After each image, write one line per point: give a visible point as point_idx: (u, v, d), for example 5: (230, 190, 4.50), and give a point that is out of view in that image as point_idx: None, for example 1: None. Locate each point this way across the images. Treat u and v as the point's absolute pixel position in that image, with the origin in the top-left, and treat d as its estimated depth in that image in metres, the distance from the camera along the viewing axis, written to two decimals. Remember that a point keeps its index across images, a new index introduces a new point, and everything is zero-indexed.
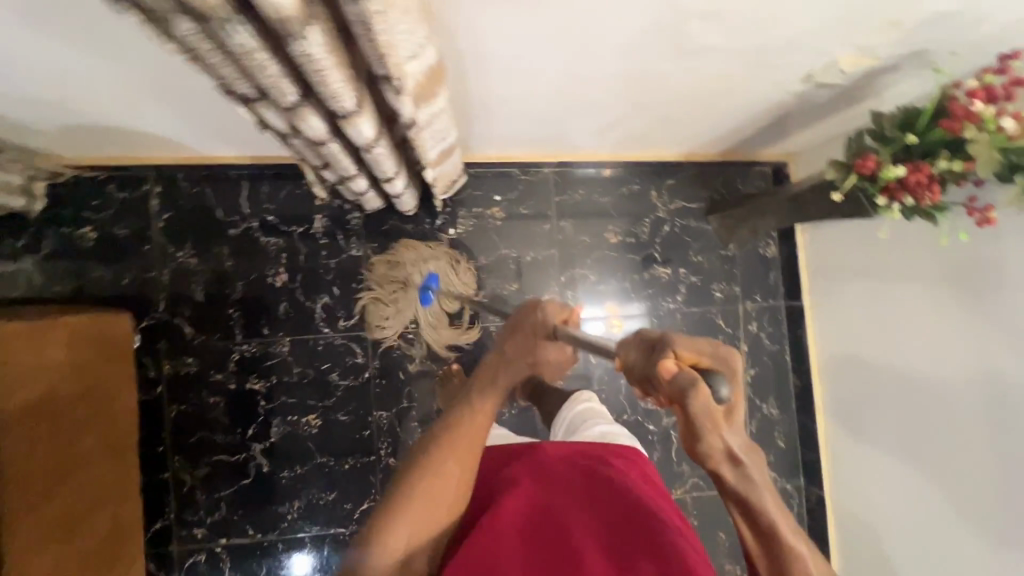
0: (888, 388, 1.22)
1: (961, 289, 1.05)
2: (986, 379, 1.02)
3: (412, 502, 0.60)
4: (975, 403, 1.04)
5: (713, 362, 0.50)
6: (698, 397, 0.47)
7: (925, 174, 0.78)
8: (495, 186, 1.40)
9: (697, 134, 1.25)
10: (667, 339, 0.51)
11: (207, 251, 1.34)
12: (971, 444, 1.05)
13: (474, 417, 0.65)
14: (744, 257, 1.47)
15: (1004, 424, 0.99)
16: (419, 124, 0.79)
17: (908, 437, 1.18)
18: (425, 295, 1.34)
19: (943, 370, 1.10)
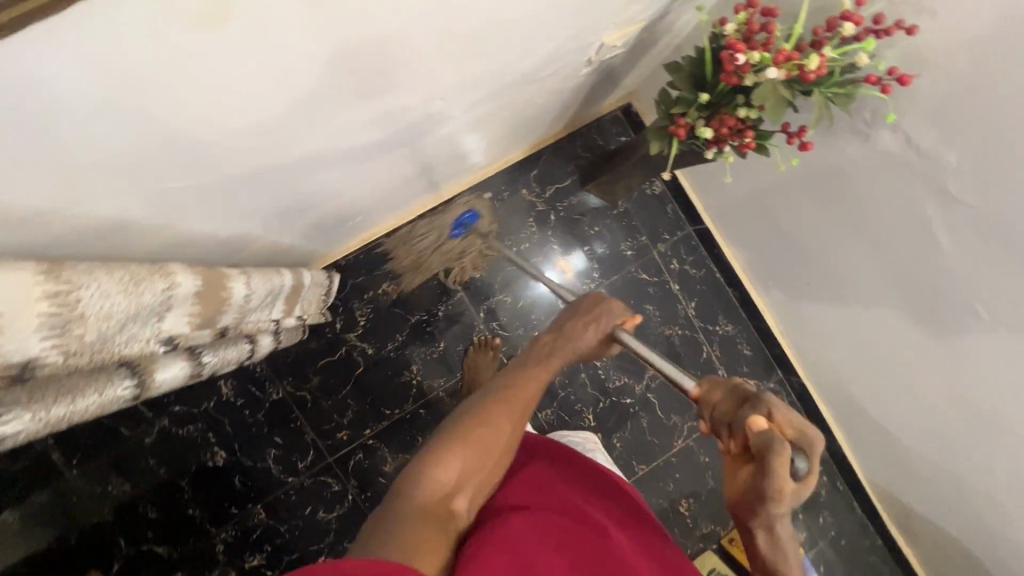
0: (802, 280, 1.23)
1: (813, 179, 1.04)
2: (873, 248, 1.01)
3: (467, 437, 0.65)
4: (876, 277, 1.04)
5: (799, 437, 0.58)
6: (779, 457, 0.55)
7: (733, 121, 0.74)
8: (375, 263, 1.38)
9: (526, 133, 1.20)
10: (767, 401, 0.60)
11: (136, 470, 1.27)
12: (888, 307, 1.05)
13: (534, 378, 0.74)
14: (634, 206, 1.47)
15: (905, 288, 0.99)
16: (233, 319, 0.72)
17: (836, 319, 1.19)
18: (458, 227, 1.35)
19: (835, 254, 1.09)
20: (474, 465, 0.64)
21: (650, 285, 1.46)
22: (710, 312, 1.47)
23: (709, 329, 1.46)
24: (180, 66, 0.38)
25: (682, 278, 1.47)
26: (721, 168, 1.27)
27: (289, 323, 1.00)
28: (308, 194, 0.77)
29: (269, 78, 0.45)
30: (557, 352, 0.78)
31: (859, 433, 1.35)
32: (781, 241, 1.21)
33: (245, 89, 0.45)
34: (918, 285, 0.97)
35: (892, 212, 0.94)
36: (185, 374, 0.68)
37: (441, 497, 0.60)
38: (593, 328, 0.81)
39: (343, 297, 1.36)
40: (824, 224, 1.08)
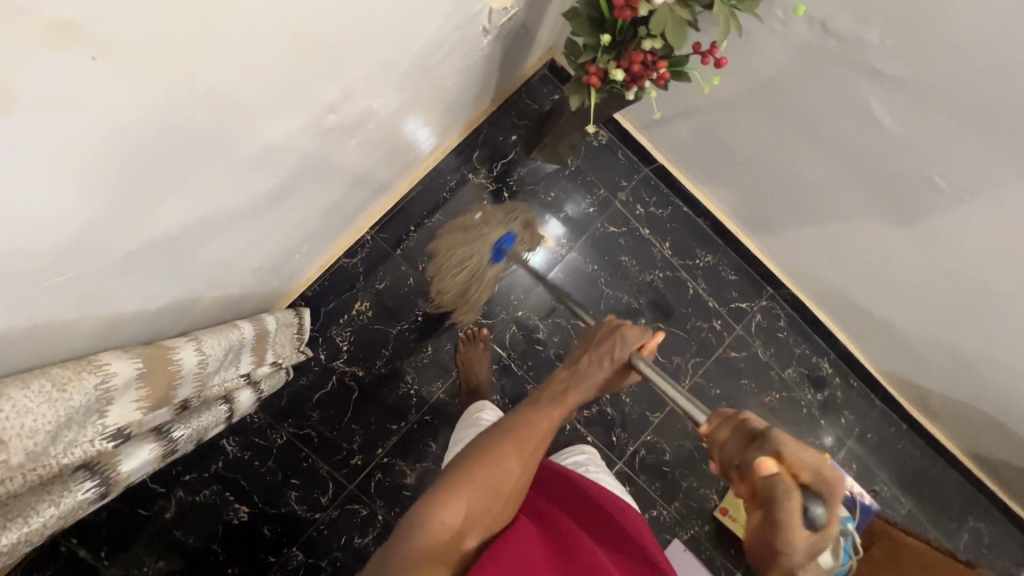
0: (762, 195, 1.20)
1: (747, 93, 1.01)
2: (822, 146, 0.98)
3: (476, 480, 0.67)
4: (835, 173, 1.01)
5: (815, 478, 0.49)
6: (785, 495, 0.48)
7: (645, 56, 0.71)
8: (342, 287, 1.36)
9: (452, 118, 1.16)
10: (776, 436, 0.52)
11: (165, 546, 1.27)
12: (851, 200, 1.03)
13: (543, 421, 0.76)
14: (585, 162, 1.43)
15: (864, 176, 0.97)
16: (190, 389, 0.70)
17: (807, 226, 1.17)
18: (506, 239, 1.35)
19: (791, 162, 1.06)
20: (480, 509, 0.66)
21: (620, 237, 1.43)
22: (686, 247, 1.45)
23: (690, 264, 1.44)
24: (19, 179, 0.36)
25: (650, 221, 1.44)
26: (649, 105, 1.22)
27: (262, 373, 0.98)
28: (234, 243, 0.74)
29: (121, 155, 0.43)
30: (572, 391, 0.79)
31: (860, 328, 1.34)
32: (733, 162, 1.18)
33: (100, 166, 0.42)
34: (874, 172, 0.95)
35: (832, 105, 0.90)
36: (153, 457, 0.66)
37: (445, 541, 0.62)
38: (606, 362, 0.81)
39: (319, 328, 1.35)
40: (770, 134, 1.05)
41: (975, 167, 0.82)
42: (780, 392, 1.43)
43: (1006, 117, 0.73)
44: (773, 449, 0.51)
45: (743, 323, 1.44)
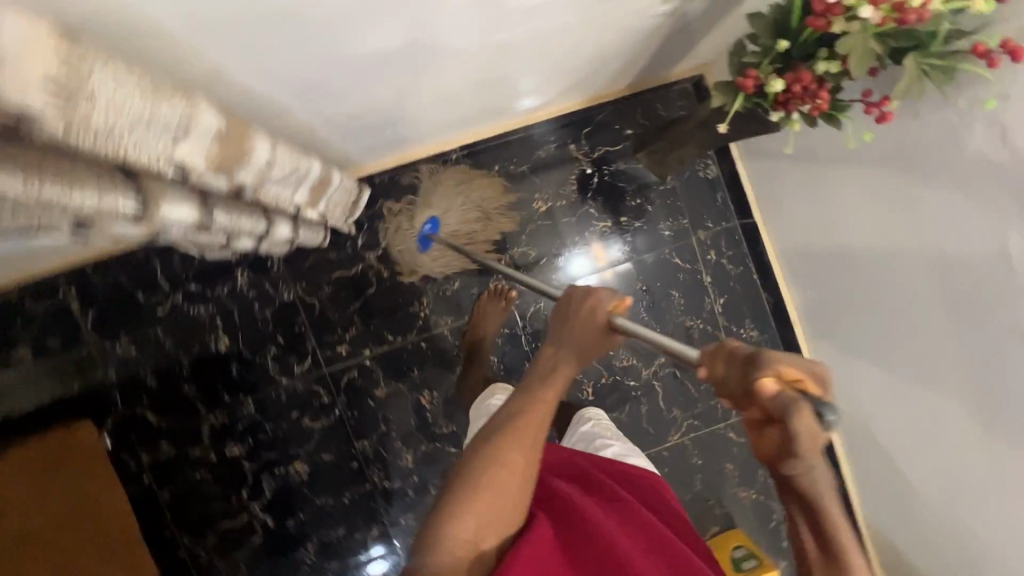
0: (845, 287, 1.17)
1: (895, 173, 0.97)
2: (935, 263, 0.95)
3: (479, 490, 0.62)
4: (938, 306, 0.97)
5: (813, 386, 0.50)
6: (799, 416, 0.48)
7: (808, 80, 0.69)
8: (407, 188, 1.33)
9: (587, 80, 1.14)
10: (771, 354, 0.51)
11: (144, 337, 1.31)
12: (936, 338, 0.99)
13: (538, 413, 0.68)
14: (683, 186, 1.38)
15: (966, 318, 0.92)
16: (250, 182, 0.71)
17: (873, 337, 1.13)
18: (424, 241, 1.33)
19: (902, 266, 1.01)
20: (490, 518, 0.62)
21: (680, 271, 1.39)
22: (737, 312, 1.40)
23: (733, 330, 1.40)
24: None
25: (715, 271, 1.40)
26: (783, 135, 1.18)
27: (311, 217, 1.00)
28: (348, 73, 0.74)
29: None
30: (561, 367, 0.70)
31: (866, 471, 1.27)
32: (840, 244, 1.14)
33: None
34: (977, 312, 0.90)
35: (973, 234, 0.88)
36: (190, 222, 0.68)
37: (464, 559, 0.59)
38: (590, 325, 0.71)
39: (370, 215, 1.33)
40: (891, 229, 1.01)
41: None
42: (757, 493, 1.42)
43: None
44: (770, 370, 0.50)
45: None
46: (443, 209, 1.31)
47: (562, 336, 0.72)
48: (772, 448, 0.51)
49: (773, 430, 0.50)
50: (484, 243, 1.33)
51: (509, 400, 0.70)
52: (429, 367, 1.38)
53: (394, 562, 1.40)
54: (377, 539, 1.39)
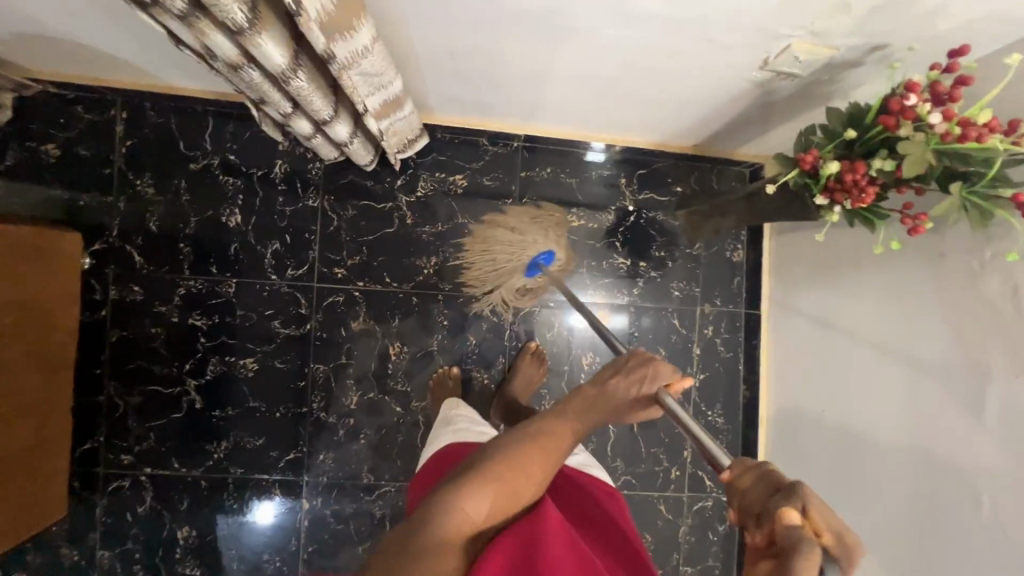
0: (820, 402, 1.22)
1: (901, 309, 1.01)
2: (910, 401, 0.99)
3: (500, 479, 0.67)
4: (901, 462, 1.01)
5: (833, 539, 0.47)
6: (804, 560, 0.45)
7: (861, 175, 0.73)
8: (461, 153, 1.37)
9: (666, 121, 1.20)
10: (804, 491, 0.49)
11: (165, 183, 1.34)
12: (890, 487, 1.03)
13: (569, 436, 0.74)
14: (709, 258, 1.42)
15: (926, 483, 0.96)
16: (342, 61, 0.76)
17: (830, 455, 1.17)
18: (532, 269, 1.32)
19: (881, 399, 1.05)
20: (499, 503, 0.66)
21: (675, 333, 1.42)
22: (712, 393, 1.42)
23: (702, 408, 1.41)
24: None
25: (707, 347, 1.42)
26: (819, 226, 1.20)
27: (375, 131, 1.05)
28: (468, 11, 0.80)
29: None
30: (597, 408, 0.76)
31: None
32: (834, 362, 1.18)
33: None
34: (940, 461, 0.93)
35: (952, 404, 0.92)
36: (275, 70, 0.74)
37: (468, 528, 0.63)
38: (636, 383, 0.78)
39: (417, 161, 1.36)
40: (882, 361, 1.05)
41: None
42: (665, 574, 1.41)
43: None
44: (795, 505, 0.48)
45: (692, 495, 1.43)
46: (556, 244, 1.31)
47: (612, 384, 0.79)
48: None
49: (770, 561, 0.48)
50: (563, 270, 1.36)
51: (538, 419, 0.76)
52: (410, 322, 1.38)
53: (297, 494, 1.37)
54: (289, 464, 1.36)
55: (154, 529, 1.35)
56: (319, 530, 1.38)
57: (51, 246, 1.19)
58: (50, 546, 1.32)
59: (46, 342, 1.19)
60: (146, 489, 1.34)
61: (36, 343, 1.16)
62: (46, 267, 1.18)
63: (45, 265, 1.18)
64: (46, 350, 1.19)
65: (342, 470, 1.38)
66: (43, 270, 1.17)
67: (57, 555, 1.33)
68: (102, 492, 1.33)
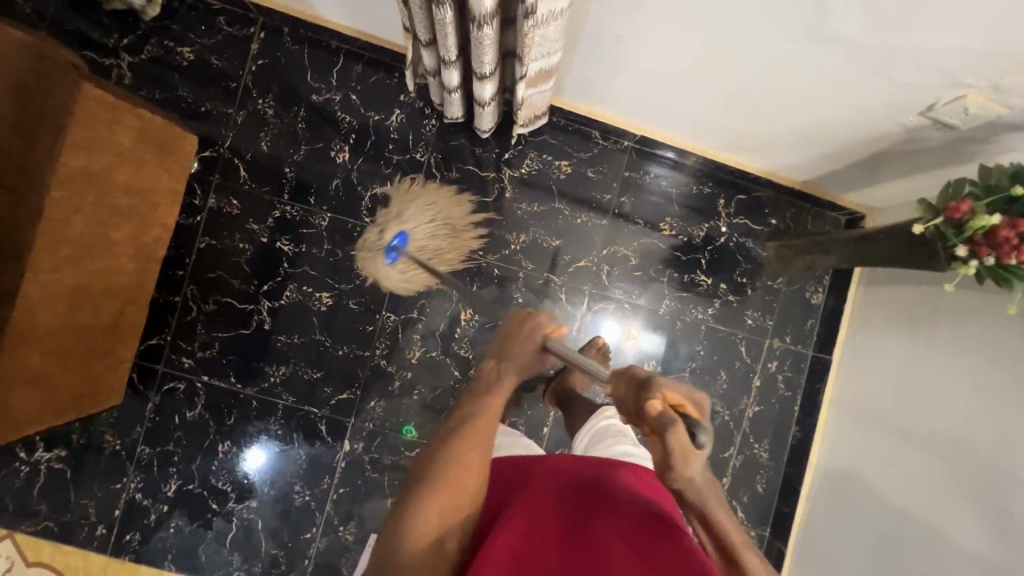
0: (882, 475, 1.20)
1: (1001, 398, 1.00)
2: (995, 491, 0.97)
3: (440, 485, 0.64)
4: (970, 536, 1.00)
5: (693, 411, 0.57)
6: (675, 434, 0.55)
7: (1017, 233, 0.76)
8: (571, 141, 1.40)
9: (789, 151, 1.21)
10: (658, 382, 0.59)
11: (284, 108, 1.37)
12: (952, 559, 1.02)
13: (487, 418, 0.70)
14: (788, 294, 1.43)
15: (994, 561, 0.95)
16: (536, 17, 0.79)
17: (887, 531, 1.16)
18: (391, 254, 1.30)
19: (960, 486, 1.03)
20: (448, 507, 0.63)
21: (739, 360, 1.42)
22: (763, 427, 1.42)
23: (750, 440, 1.42)
24: None
25: (767, 381, 1.43)
26: (940, 281, 1.15)
27: (517, 99, 1.07)
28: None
29: None
30: (507, 374, 0.76)
31: None
32: (911, 422, 1.17)
33: None
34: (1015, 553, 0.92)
35: None
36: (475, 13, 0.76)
37: (427, 545, 0.61)
38: (531, 338, 0.78)
39: (528, 139, 1.39)
40: (965, 448, 1.04)
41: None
42: None
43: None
44: (658, 395, 0.58)
45: None
46: (413, 225, 1.30)
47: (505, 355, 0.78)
48: (662, 463, 0.59)
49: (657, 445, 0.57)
50: (447, 259, 1.34)
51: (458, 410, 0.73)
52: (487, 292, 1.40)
53: (341, 434, 1.38)
54: (340, 404, 1.38)
55: (197, 437, 1.36)
56: (353, 475, 1.39)
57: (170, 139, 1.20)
58: (95, 431, 1.35)
59: (148, 233, 1.21)
60: (198, 396, 1.36)
61: (139, 232, 1.18)
62: (165, 160, 1.19)
63: (165, 158, 1.19)
64: (146, 240, 1.21)
65: (389, 421, 1.39)
66: (162, 162, 1.19)
67: (101, 441, 1.35)
68: (156, 390, 1.36)
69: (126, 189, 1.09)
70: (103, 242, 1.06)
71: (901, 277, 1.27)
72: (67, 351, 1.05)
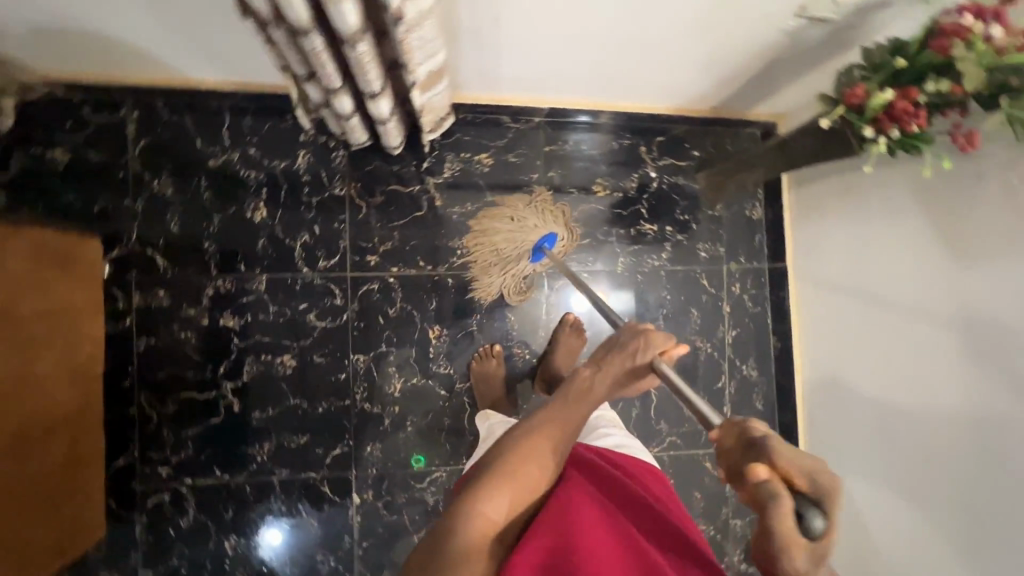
0: (866, 364, 1.25)
1: (943, 252, 1.05)
2: (960, 339, 1.03)
3: (516, 478, 0.69)
4: (947, 387, 1.06)
5: (806, 487, 0.54)
6: (783, 510, 0.52)
7: (912, 101, 0.80)
8: (485, 132, 1.38)
9: (691, 83, 1.24)
10: (771, 446, 0.56)
11: (185, 182, 1.30)
12: (934, 412, 1.09)
13: (574, 420, 0.76)
14: (729, 217, 1.47)
15: (972, 405, 1.01)
16: (407, 22, 0.76)
17: (881, 408, 1.21)
18: (537, 255, 1.35)
19: (931, 346, 1.09)
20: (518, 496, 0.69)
21: (705, 293, 1.46)
22: (744, 348, 1.47)
23: (737, 363, 1.46)
24: None
25: (735, 304, 1.47)
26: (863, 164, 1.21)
27: (416, 106, 1.05)
28: None
29: None
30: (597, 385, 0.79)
31: None
32: (872, 300, 1.22)
33: None
34: (988, 389, 0.98)
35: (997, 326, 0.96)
36: (344, 34, 0.73)
37: (495, 527, 0.66)
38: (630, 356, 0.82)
39: (442, 143, 1.37)
40: (925, 307, 1.10)
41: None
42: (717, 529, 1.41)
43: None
44: (769, 463, 0.55)
45: None
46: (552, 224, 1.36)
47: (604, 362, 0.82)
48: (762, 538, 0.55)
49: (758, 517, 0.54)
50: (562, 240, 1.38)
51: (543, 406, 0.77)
52: (448, 303, 1.37)
53: (347, 490, 1.34)
54: (336, 460, 1.33)
55: (200, 542, 1.29)
56: (372, 525, 1.34)
57: (65, 249, 1.11)
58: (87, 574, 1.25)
59: (76, 352, 1.13)
60: (187, 501, 1.28)
61: (67, 352, 1.10)
62: (67, 270, 1.12)
63: (67, 268, 1.12)
64: (76, 360, 1.13)
65: (391, 460, 1.35)
66: (66, 274, 1.11)
67: None
68: (140, 510, 1.27)
69: (39, 313, 1.01)
70: (33, 375, 0.99)
71: (824, 169, 1.33)
72: (32, 500, 0.98)
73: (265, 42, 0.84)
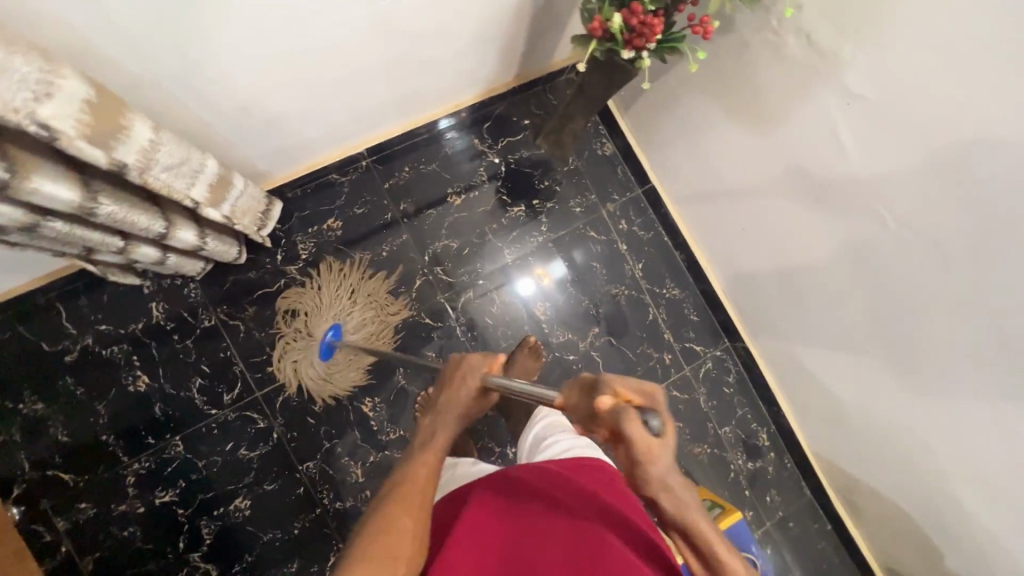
0: (750, 243, 1.31)
1: (759, 120, 1.13)
2: (808, 186, 1.11)
3: (365, 563, 0.58)
4: (822, 230, 1.12)
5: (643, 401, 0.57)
6: (628, 423, 0.53)
7: (641, 14, 0.80)
8: (320, 199, 1.35)
9: (476, 65, 1.25)
10: (605, 377, 0.58)
11: (50, 389, 1.22)
12: (821, 258, 1.15)
13: (423, 468, 0.68)
14: (585, 164, 1.49)
15: (848, 237, 1.08)
16: (135, 167, 0.72)
17: (783, 275, 1.26)
18: (325, 348, 1.32)
19: (792, 202, 1.15)
20: None
21: (598, 243, 1.47)
22: (656, 274, 1.49)
23: (656, 291, 1.48)
24: None
25: (629, 239, 1.49)
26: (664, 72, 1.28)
27: (224, 220, 1.01)
28: (233, 53, 0.83)
29: None
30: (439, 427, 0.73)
31: (801, 395, 1.38)
32: (729, 186, 1.28)
33: None
34: (852, 216, 1.05)
35: (831, 161, 1.04)
36: (73, 207, 0.69)
37: None
38: (464, 386, 0.75)
39: (285, 229, 1.33)
40: (770, 173, 1.16)
41: (938, 217, 0.93)
42: (712, 447, 1.42)
43: (978, 161, 0.85)
44: (607, 389, 0.57)
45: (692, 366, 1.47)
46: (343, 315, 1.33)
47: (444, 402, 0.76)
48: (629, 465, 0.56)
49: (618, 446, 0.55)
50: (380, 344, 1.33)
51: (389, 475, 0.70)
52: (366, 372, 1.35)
53: None
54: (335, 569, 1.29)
55: None
56: None
57: None
58: None
59: None
60: None
61: None
62: None
63: None
64: None
65: None
66: None
67: None
68: None
69: None
70: None
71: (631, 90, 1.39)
72: None
73: (17, 246, 0.78)
